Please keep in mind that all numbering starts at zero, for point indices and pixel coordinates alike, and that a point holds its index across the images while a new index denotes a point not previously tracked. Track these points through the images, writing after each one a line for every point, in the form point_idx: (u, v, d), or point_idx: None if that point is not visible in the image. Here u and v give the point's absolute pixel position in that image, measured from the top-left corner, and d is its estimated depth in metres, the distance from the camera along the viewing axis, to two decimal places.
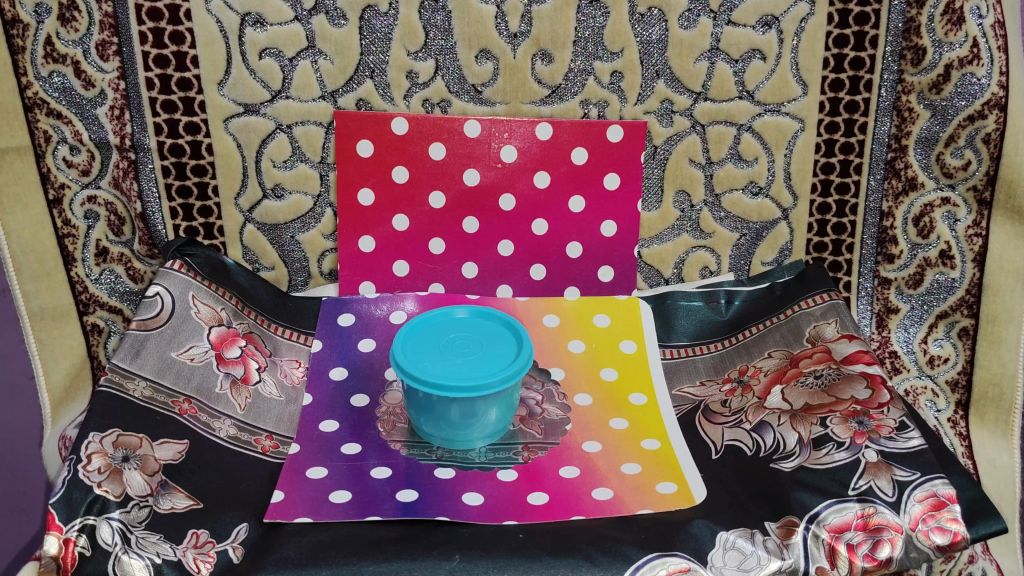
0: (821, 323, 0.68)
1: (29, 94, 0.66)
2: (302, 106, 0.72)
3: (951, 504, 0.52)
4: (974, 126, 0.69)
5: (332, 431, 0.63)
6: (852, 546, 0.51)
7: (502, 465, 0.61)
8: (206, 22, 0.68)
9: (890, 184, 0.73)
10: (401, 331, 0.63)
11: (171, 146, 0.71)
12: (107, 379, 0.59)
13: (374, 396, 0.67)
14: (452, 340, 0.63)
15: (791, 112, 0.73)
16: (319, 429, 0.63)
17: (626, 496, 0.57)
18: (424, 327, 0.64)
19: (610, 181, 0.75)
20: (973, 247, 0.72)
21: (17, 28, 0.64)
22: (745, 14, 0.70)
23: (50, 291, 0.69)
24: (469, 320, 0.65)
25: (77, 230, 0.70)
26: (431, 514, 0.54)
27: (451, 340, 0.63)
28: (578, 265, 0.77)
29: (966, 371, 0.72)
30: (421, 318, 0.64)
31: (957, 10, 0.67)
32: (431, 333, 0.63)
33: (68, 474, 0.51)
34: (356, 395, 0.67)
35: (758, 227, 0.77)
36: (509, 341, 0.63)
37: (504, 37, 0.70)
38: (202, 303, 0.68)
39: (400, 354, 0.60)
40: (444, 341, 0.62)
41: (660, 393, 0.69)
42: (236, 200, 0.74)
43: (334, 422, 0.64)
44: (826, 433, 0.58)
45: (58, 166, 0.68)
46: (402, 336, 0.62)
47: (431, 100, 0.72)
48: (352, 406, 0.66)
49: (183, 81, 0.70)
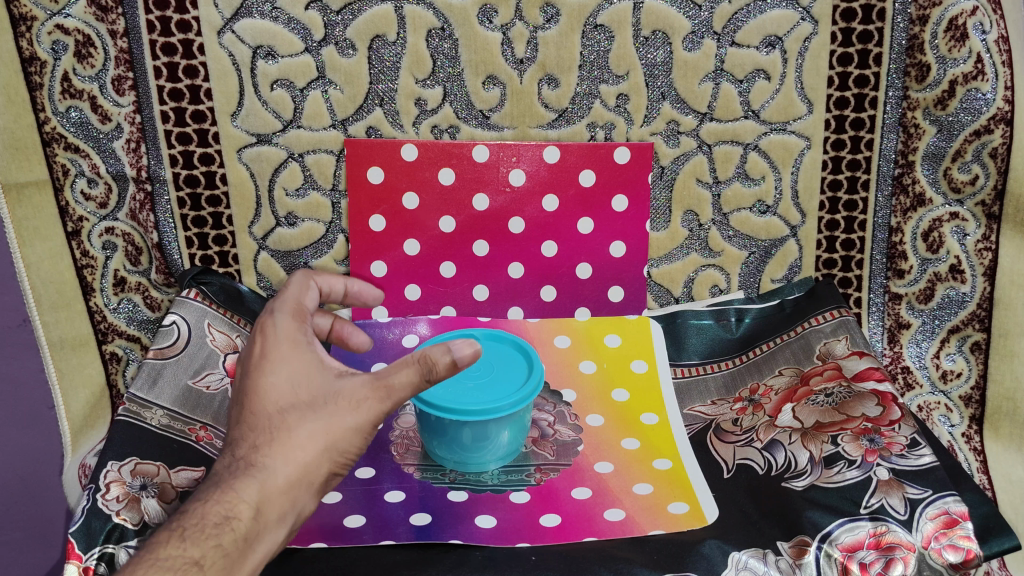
0: (831, 340, 0.69)
1: (48, 129, 0.68)
2: (313, 135, 0.73)
3: (964, 522, 0.52)
4: (980, 141, 0.69)
5: None
6: (865, 564, 0.51)
7: (515, 487, 0.61)
8: (219, 55, 0.70)
9: (899, 200, 0.73)
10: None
11: (187, 177, 0.73)
12: (125, 409, 0.60)
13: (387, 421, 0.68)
14: None
15: (797, 130, 0.73)
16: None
17: (638, 516, 0.58)
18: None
19: (619, 203, 0.75)
20: (983, 261, 0.72)
21: (35, 66, 0.66)
22: (749, 35, 0.71)
23: (70, 321, 0.71)
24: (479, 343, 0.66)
25: (95, 261, 0.71)
26: (444, 538, 0.55)
27: None
28: (588, 286, 0.78)
29: (980, 386, 0.72)
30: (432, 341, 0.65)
31: (960, 26, 0.67)
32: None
33: (87, 503, 0.53)
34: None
35: (767, 245, 0.78)
36: (519, 362, 0.64)
37: (511, 63, 0.71)
38: (217, 331, 0.69)
39: None
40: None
41: (671, 413, 0.69)
42: (250, 228, 0.76)
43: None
44: (838, 451, 0.58)
45: (76, 200, 0.70)
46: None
47: (439, 126, 0.73)
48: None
49: (197, 114, 0.71)
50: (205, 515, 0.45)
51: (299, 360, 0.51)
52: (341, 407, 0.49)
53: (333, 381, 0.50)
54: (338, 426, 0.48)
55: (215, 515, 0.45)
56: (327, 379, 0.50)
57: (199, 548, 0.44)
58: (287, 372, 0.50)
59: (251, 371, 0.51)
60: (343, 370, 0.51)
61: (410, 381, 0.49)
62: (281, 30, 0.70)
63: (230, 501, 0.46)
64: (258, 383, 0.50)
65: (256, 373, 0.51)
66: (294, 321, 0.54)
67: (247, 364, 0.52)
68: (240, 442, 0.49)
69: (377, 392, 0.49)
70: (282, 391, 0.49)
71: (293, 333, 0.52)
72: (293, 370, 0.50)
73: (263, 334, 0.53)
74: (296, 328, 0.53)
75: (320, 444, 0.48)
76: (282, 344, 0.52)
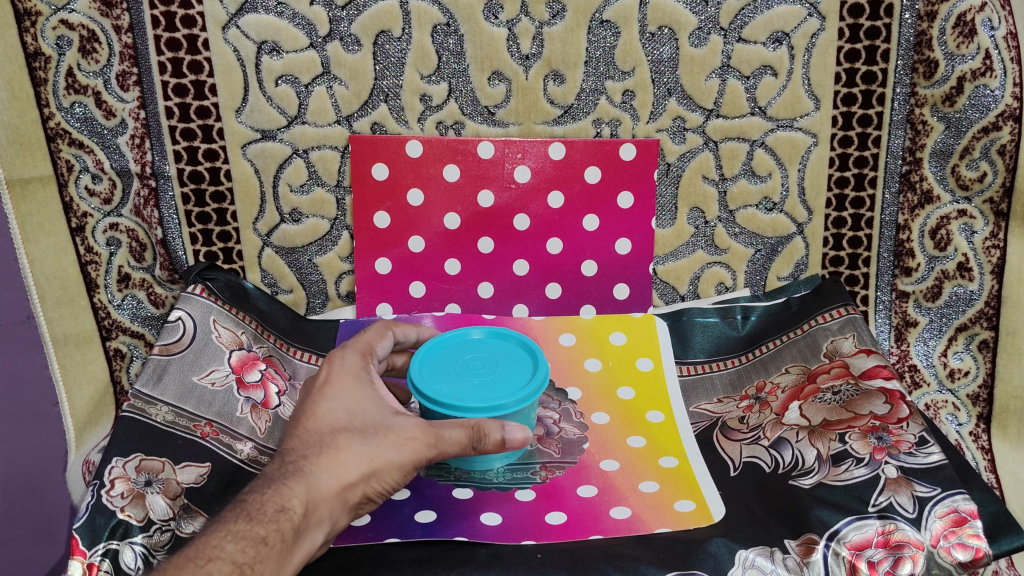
0: (838, 338, 0.68)
1: (52, 124, 0.67)
2: (318, 131, 0.73)
3: (973, 520, 0.52)
4: (989, 137, 0.68)
5: None
6: (873, 563, 0.51)
7: (520, 485, 0.61)
8: (223, 50, 0.69)
9: (906, 197, 0.73)
10: (417, 354, 0.63)
11: (191, 173, 0.73)
12: (130, 404, 0.60)
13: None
14: (468, 361, 0.63)
15: (803, 127, 0.73)
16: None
17: (645, 514, 0.57)
18: (439, 350, 0.64)
19: (624, 199, 0.75)
20: (990, 259, 0.71)
21: (39, 61, 0.66)
22: (755, 31, 0.70)
23: (74, 317, 0.71)
24: (484, 341, 0.65)
25: (99, 257, 0.71)
26: (449, 535, 0.55)
27: (467, 361, 0.63)
28: (594, 283, 0.78)
29: (987, 385, 0.72)
30: (436, 341, 0.65)
31: (968, 22, 0.66)
32: (447, 354, 0.64)
33: (91, 499, 0.52)
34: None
35: (773, 242, 0.77)
36: (524, 359, 0.63)
37: (517, 59, 0.71)
38: (223, 328, 0.69)
39: (418, 376, 0.60)
40: (460, 362, 0.62)
41: (677, 411, 0.69)
42: (254, 225, 0.76)
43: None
44: (845, 449, 0.58)
45: (80, 195, 0.69)
46: (419, 357, 0.62)
47: (444, 122, 0.73)
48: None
49: (201, 109, 0.71)
50: (265, 502, 0.46)
51: (360, 393, 0.54)
52: (389, 441, 0.51)
53: (388, 417, 0.53)
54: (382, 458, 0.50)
55: (272, 504, 0.46)
56: (383, 415, 0.53)
57: (264, 527, 0.45)
58: (345, 400, 0.53)
59: (312, 396, 0.54)
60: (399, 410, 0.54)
61: (459, 441, 0.51)
62: (285, 26, 0.69)
63: (283, 496, 0.47)
64: (317, 406, 0.53)
65: (316, 398, 0.53)
66: (359, 359, 0.57)
67: (309, 389, 0.55)
68: (288, 452, 0.50)
69: (427, 437, 0.51)
70: (337, 416, 0.52)
71: (357, 368, 0.56)
72: (351, 401, 0.53)
73: (329, 366, 0.56)
74: (361, 365, 0.57)
75: (363, 468, 0.49)
76: (347, 376, 0.55)
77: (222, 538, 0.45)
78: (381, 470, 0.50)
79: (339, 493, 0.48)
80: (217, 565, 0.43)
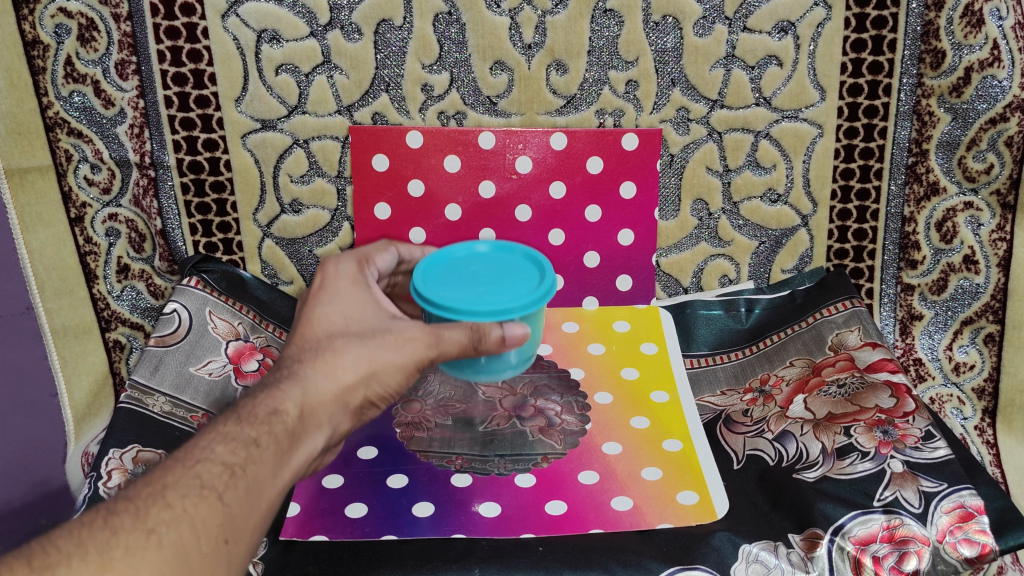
0: (843, 330, 0.68)
1: (51, 114, 0.67)
2: (318, 121, 0.72)
3: (980, 516, 0.52)
4: (996, 129, 0.67)
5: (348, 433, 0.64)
6: (878, 558, 0.51)
7: (521, 469, 0.61)
8: (223, 39, 0.69)
9: (912, 189, 0.72)
10: (420, 264, 0.59)
11: (191, 163, 0.72)
12: (127, 395, 0.61)
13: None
14: (473, 271, 0.58)
15: (809, 117, 0.72)
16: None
17: (646, 507, 0.57)
18: (443, 261, 0.60)
19: (627, 190, 0.74)
20: (997, 252, 0.71)
21: (37, 49, 0.65)
22: (761, 20, 0.69)
23: (73, 308, 0.71)
24: (491, 255, 0.61)
25: (99, 247, 0.71)
26: (448, 532, 0.55)
27: (472, 272, 0.58)
28: (596, 274, 0.77)
29: (993, 378, 0.72)
30: (441, 252, 0.61)
31: (976, 12, 0.66)
32: (452, 265, 0.59)
33: (89, 491, 0.54)
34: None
35: (777, 234, 0.77)
36: (532, 271, 0.58)
37: (519, 48, 0.70)
38: (219, 319, 0.70)
39: (420, 282, 0.56)
40: (465, 273, 0.58)
41: (682, 392, 0.68)
42: (254, 215, 0.75)
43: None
44: (850, 442, 0.58)
45: (79, 185, 0.69)
46: (421, 267, 0.58)
47: (446, 112, 0.72)
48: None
49: (201, 98, 0.71)
50: (257, 405, 0.47)
51: (356, 297, 0.56)
52: (388, 342, 0.52)
53: (385, 321, 0.54)
54: (382, 359, 0.51)
55: (264, 408, 0.47)
56: (380, 318, 0.54)
57: (255, 430, 0.46)
58: (341, 304, 0.55)
59: (309, 300, 0.56)
60: (395, 315, 0.55)
61: (460, 341, 0.51)
62: (286, 14, 0.68)
63: (275, 400, 0.47)
64: (313, 309, 0.55)
65: (313, 302, 0.56)
66: (356, 266, 0.60)
67: (307, 295, 0.57)
68: (286, 357, 0.52)
69: (427, 337, 0.52)
70: (334, 321, 0.54)
71: (354, 275, 0.58)
72: (346, 303, 0.55)
73: (326, 270, 0.59)
74: (357, 271, 0.59)
75: (362, 370, 0.51)
76: (344, 280, 0.57)
77: (211, 441, 0.45)
78: (380, 370, 0.51)
79: (338, 398, 0.50)
80: (207, 466, 0.43)
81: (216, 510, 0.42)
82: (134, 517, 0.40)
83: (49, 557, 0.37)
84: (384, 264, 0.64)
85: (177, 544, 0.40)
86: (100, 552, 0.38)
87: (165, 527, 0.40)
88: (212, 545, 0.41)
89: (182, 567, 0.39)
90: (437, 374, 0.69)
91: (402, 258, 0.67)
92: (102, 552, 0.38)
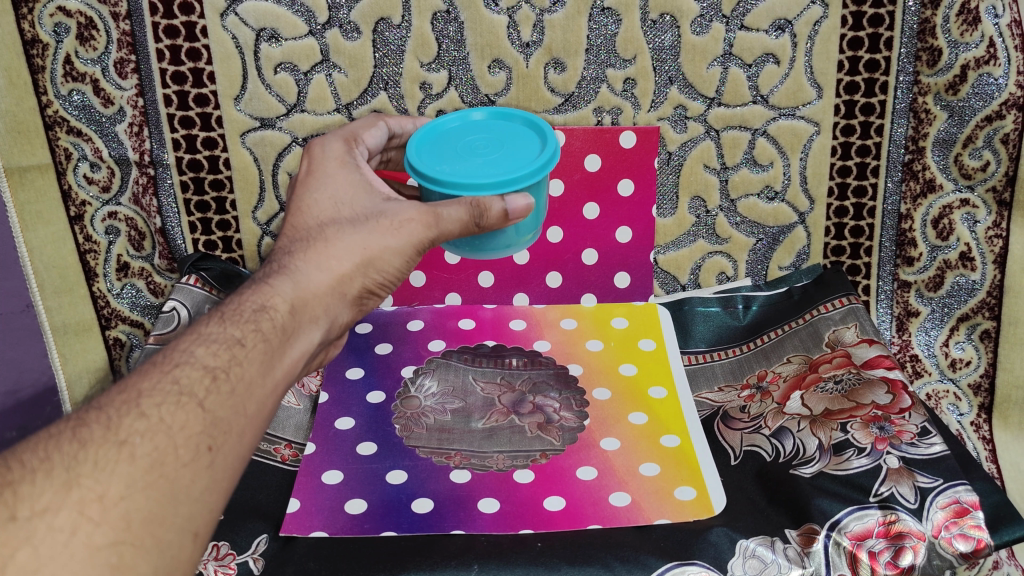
0: (840, 327, 0.68)
1: (50, 112, 0.68)
2: (318, 119, 0.72)
3: (974, 511, 0.53)
4: (992, 126, 0.68)
5: (348, 429, 0.65)
6: (874, 553, 0.52)
7: (519, 465, 0.61)
8: (222, 37, 0.68)
9: (908, 186, 0.72)
10: (413, 138, 0.57)
11: (190, 162, 0.73)
12: None
13: (390, 392, 0.68)
14: (470, 142, 0.57)
15: (806, 115, 0.72)
16: (334, 427, 0.65)
17: (644, 502, 0.57)
18: (437, 135, 0.58)
19: (625, 187, 0.74)
20: (993, 249, 0.71)
21: (37, 48, 0.66)
22: (757, 19, 0.69)
23: (73, 306, 0.73)
24: (486, 122, 0.59)
25: (98, 246, 0.72)
26: (446, 528, 0.56)
27: (468, 142, 0.57)
28: (594, 271, 0.77)
29: (989, 374, 0.72)
30: (433, 125, 0.59)
31: (972, 10, 0.66)
32: (446, 138, 0.58)
33: None
34: (372, 392, 0.68)
35: (775, 231, 0.77)
36: (531, 142, 0.56)
37: (516, 47, 0.70)
38: None
39: (415, 159, 0.55)
40: (460, 144, 0.56)
41: (680, 387, 0.68)
42: (253, 213, 0.75)
43: (350, 419, 0.65)
44: (847, 438, 0.58)
45: (79, 183, 0.70)
46: (415, 143, 0.57)
47: (444, 110, 0.73)
48: (368, 404, 0.67)
49: (200, 97, 0.70)
50: (243, 304, 0.45)
51: (345, 180, 0.54)
52: (383, 227, 0.51)
53: (381, 205, 0.53)
54: (376, 248, 0.50)
55: (251, 305, 0.45)
56: (374, 202, 0.53)
57: (241, 330, 0.44)
58: (329, 189, 0.53)
59: (299, 185, 0.55)
60: (390, 196, 0.54)
61: (459, 218, 0.51)
62: (284, 13, 0.68)
63: (264, 297, 0.46)
64: (303, 195, 0.53)
65: (302, 188, 0.55)
66: (343, 147, 0.57)
67: (296, 180, 0.56)
68: (278, 249, 0.51)
69: (425, 218, 0.51)
70: (325, 208, 0.52)
71: (342, 156, 0.56)
72: (336, 186, 0.54)
73: (312, 152, 0.57)
74: (345, 152, 0.57)
75: (356, 260, 0.49)
76: (332, 163, 0.56)
77: (192, 343, 0.43)
78: (377, 259, 0.50)
79: (333, 288, 0.49)
80: (186, 371, 0.41)
81: (197, 414, 0.40)
82: (105, 428, 0.38)
83: (11, 474, 0.36)
84: (373, 141, 0.62)
85: (151, 455, 0.37)
86: (67, 468, 0.36)
87: (138, 438, 0.38)
88: (193, 453, 0.38)
89: (157, 475, 0.37)
90: (436, 372, 0.70)
91: (394, 134, 0.64)
92: (68, 469, 0.36)
